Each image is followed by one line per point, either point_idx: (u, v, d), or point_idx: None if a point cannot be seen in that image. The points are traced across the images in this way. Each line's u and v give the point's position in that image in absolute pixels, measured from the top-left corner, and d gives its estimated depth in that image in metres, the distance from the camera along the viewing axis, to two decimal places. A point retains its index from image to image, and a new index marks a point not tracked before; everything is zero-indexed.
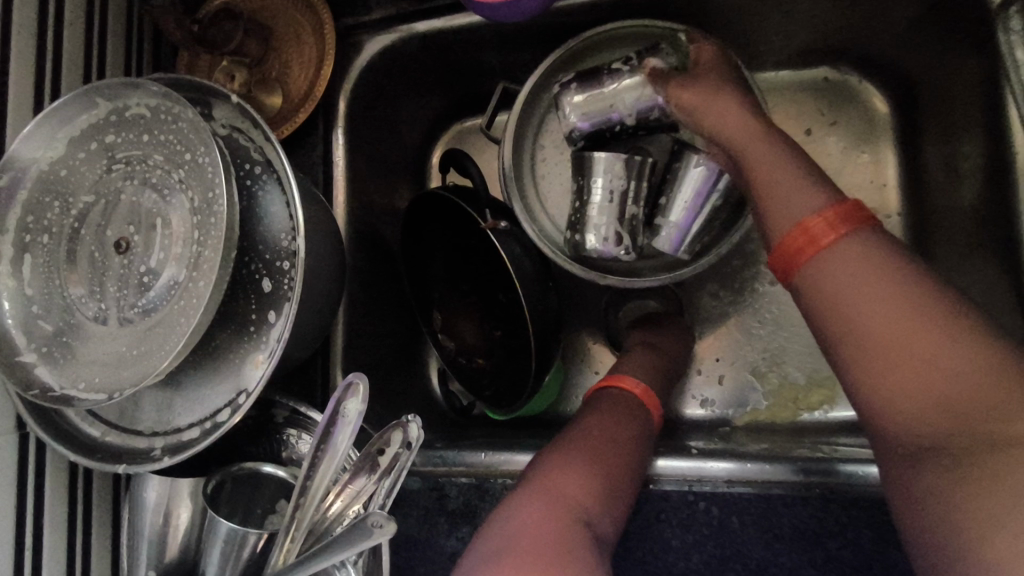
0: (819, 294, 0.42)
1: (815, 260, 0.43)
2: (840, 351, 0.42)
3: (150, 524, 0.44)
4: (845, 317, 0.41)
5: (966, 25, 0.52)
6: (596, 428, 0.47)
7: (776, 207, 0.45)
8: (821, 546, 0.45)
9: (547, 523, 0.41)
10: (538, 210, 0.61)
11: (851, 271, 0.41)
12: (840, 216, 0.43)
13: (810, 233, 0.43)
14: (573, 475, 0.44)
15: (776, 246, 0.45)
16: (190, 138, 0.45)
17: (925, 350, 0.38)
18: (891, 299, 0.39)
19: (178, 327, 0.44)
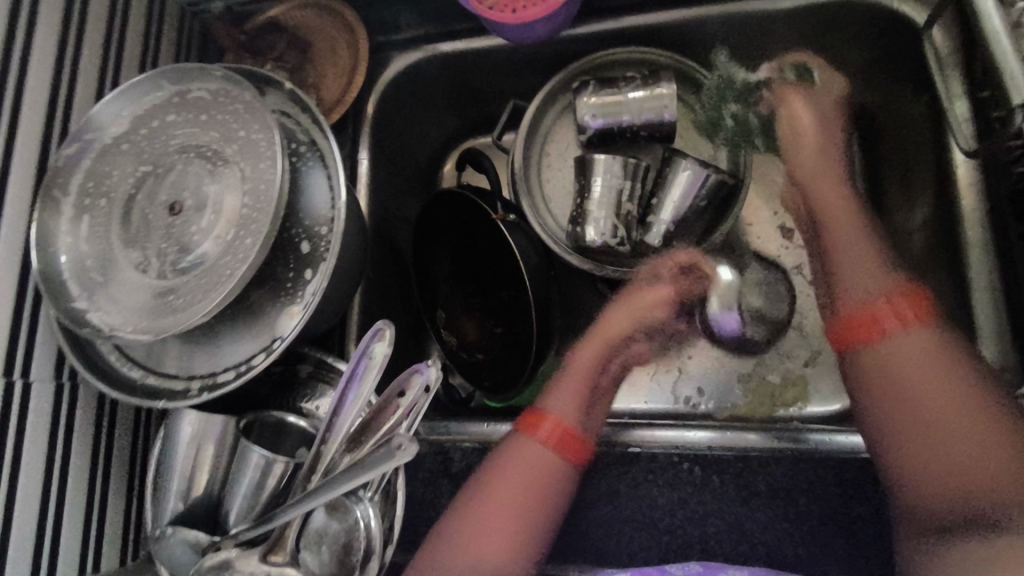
0: (880, 372, 0.46)
1: (879, 343, 0.47)
2: (886, 424, 0.46)
3: (180, 459, 0.48)
4: (905, 397, 0.45)
5: (912, 65, 0.60)
6: (516, 481, 0.49)
7: (852, 283, 0.50)
8: (792, 501, 0.49)
9: (437, 559, 0.48)
10: (543, 208, 0.67)
11: (913, 357, 0.45)
12: (908, 308, 0.47)
13: (876, 317, 0.47)
14: (491, 527, 0.48)
15: (837, 321, 0.50)
16: (245, 118, 0.52)
17: (972, 438, 0.42)
18: (951, 388, 0.44)
19: (224, 276, 0.49)
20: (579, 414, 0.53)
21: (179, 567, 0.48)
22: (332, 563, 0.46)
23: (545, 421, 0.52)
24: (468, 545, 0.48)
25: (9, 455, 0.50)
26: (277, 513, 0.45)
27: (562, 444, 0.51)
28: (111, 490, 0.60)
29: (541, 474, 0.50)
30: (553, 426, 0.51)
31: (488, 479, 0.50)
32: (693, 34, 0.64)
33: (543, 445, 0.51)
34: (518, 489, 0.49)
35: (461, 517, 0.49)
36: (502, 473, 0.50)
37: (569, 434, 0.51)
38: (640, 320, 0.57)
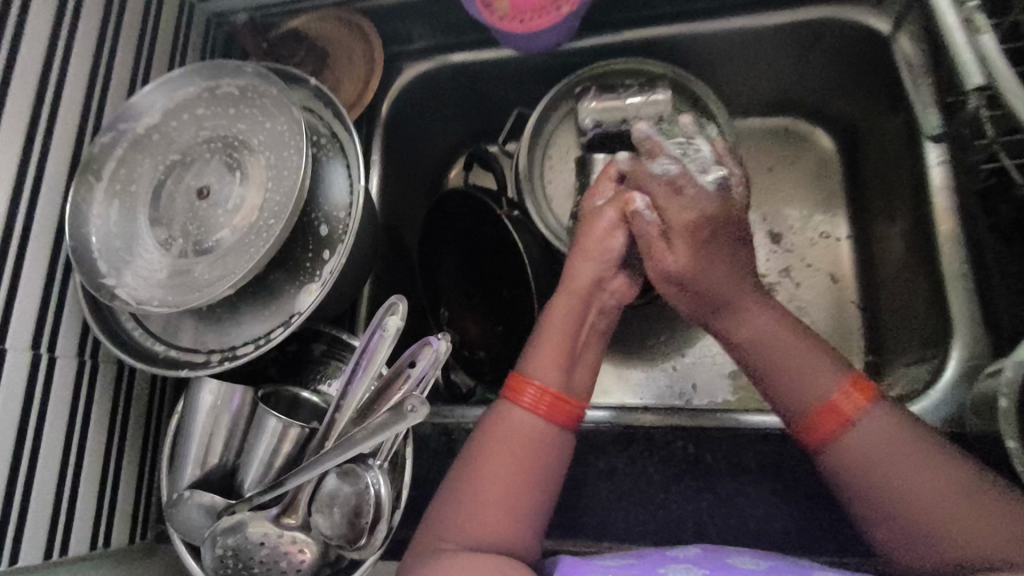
0: (856, 460, 0.45)
1: (844, 440, 0.46)
2: (876, 507, 0.44)
3: (199, 426, 0.50)
4: (881, 480, 0.44)
5: (884, 77, 0.65)
6: (509, 456, 0.50)
7: (799, 380, 0.49)
8: (781, 476, 0.53)
9: (448, 514, 0.48)
10: (545, 207, 0.70)
11: (877, 439, 0.45)
12: (858, 395, 0.46)
13: (838, 410, 0.46)
14: (489, 506, 0.48)
15: (803, 422, 0.48)
16: (272, 110, 0.56)
17: (949, 500, 0.42)
18: (923, 462, 0.43)
19: (247, 254, 0.52)
20: (565, 372, 0.54)
21: (194, 531, 0.50)
22: (342, 524, 0.48)
23: (529, 387, 0.52)
24: (467, 525, 0.47)
25: (32, 428, 0.52)
26: (286, 479, 0.48)
27: (551, 406, 0.52)
28: (126, 468, 0.61)
29: (534, 446, 0.50)
30: (537, 393, 0.52)
31: (480, 460, 0.50)
32: (685, 47, 0.69)
33: (532, 414, 0.51)
34: (512, 465, 0.49)
35: (454, 498, 0.49)
36: (494, 448, 0.50)
37: (557, 399, 0.52)
38: (600, 260, 0.57)
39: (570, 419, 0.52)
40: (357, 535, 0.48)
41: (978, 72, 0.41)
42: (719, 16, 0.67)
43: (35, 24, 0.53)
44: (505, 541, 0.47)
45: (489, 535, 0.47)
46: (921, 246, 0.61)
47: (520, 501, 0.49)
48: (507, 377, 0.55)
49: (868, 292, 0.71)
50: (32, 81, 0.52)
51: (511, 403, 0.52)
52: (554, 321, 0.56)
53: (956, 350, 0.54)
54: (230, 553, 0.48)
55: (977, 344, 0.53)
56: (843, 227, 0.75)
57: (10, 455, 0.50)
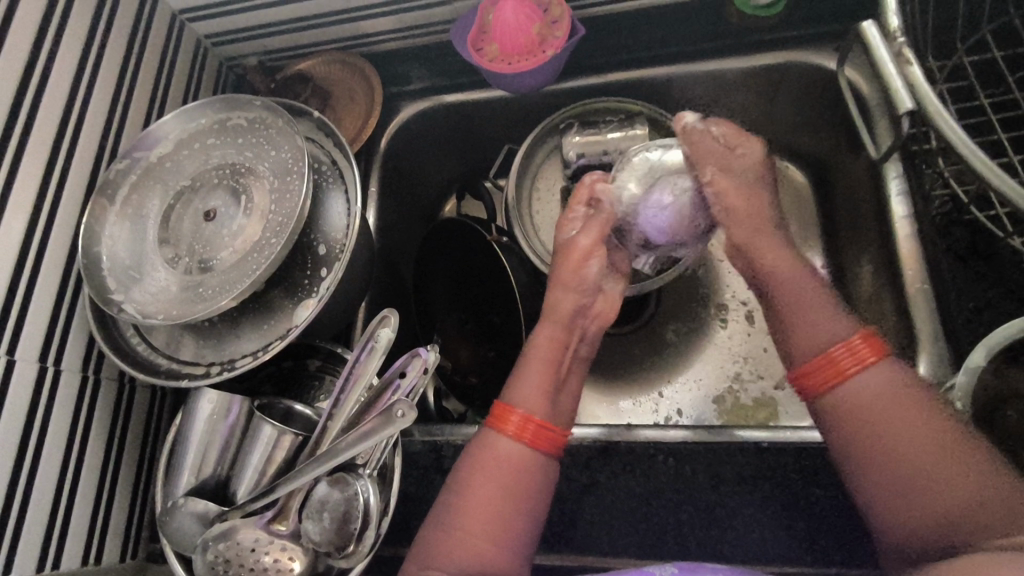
0: (856, 408, 0.47)
1: (845, 385, 0.48)
2: (866, 449, 0.46)
3: (195, 435, 0.52)
4: (872, 429, 0.46)
5: (845, 116, 0.70)
6: (496, 482, 0.51)
7: (807, 325, 0.53)
8: (758, 487, 0.54)
9: (438, 542, 0.49)
10: (534, 235, 0.74)
11: (877, 391, 0.47)
12: (866, 349, 0.49)
13: (840, 363, 0.49)
14: (475, 530, 0.49)
15: (804, 372, 0.51)
16: (276, 139, 0.60)
17: (930, 445, 0.44)
18: (916, 414, 0.46)
19: (249, 268, 0.55)
20: (548, 396, 0.56)
21: (185, 540, 0.51)
22: (331, 530, 0.49)
23: (512, 415, 0.54)
24: (455, 550, 0.49)
25: (35, 438, 0.54)
26: (277, 485, 0.49)
27: (532, 434, 0.53)
28: (121, 483, 0.62)
29: (521, 470, 0.52)
30: (523, 419, 0.53)
31: (468, 486, 0.51)
32: (662, 89, 0.74)
33: (518, 441, 0.53)
34: (500, 488, 0.51)
35: (442, 522, 0.50)
36: (480, 474, 0.52)
37: (540, 429, 0.53)
38: (578, 289, 0.62)
39: (555, 447, 0.54)
40: (345, 541, 0.49)
41: (909, 98, 0.46)
42: (692, 60, 0.72)
43: (62, 62, 0.57)
44: (494, 565, 0.49)
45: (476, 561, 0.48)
46: (888, 270, 0.64)
47: (507, 524, 0.50)
48: (493, 405, 0.56)
49: (844, 317, 0.74)
50: (56, 112, 0.56)
51: (494, 432, 0.54)
52: (541, 344, 0.59)
53: (920, 366, 0.57)
54: (220, 560, 0.49)
55: (939, 360, 0.56)
56: (817, 256, 0.79)
57: (12, 462, 0.52)
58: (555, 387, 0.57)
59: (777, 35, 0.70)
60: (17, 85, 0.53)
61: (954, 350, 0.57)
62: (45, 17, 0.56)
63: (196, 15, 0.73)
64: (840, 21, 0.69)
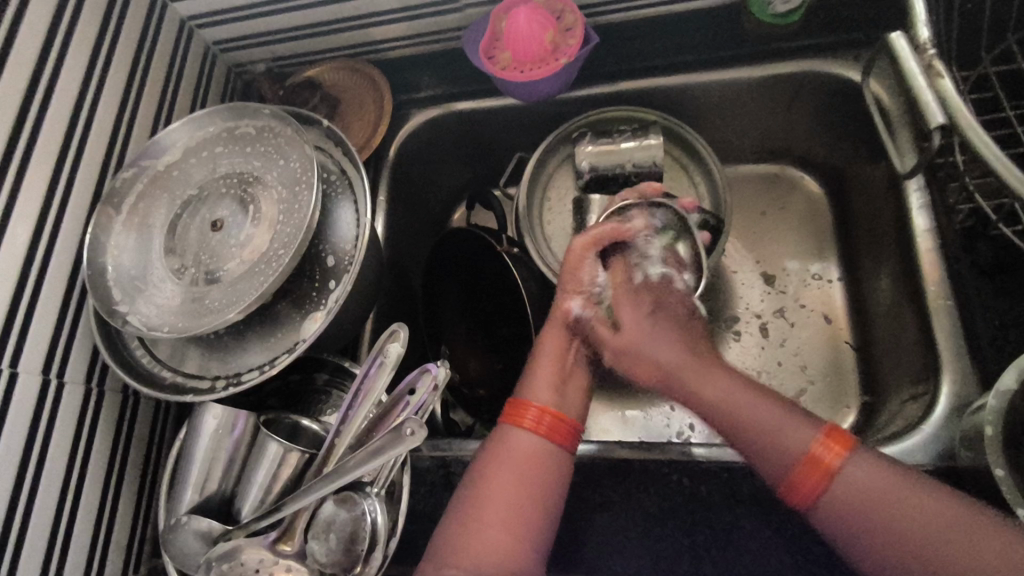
0: (854, 505, 0.44)
1: (831, 488, 0.44)
2: (877, 545, 0.43)
3: (200, 451, 0.51)
4: (876, 523, 0.43)
5: (863, 127, 0.68)
6: (512, 476, 0.50)
7: (761, 436, 0.48)
8: (777, 509, 0.53)
9: (457, 539, 0.48)
10: (545, 245, 0.72)
11: (867, 486, 0.44)
12: (836, 444, 0.45)
13: (818, 461, 0.45)
14: (494, 530, 0.48)
15: (788, 482, 0.46)
16: (285, 149, 0.59)
17: (936, 528, 0.41)
18: (910, 497, 0.43)
19: (256, 281, 0.54)
20: (560, 389, 0.55)
21: (189, 559, 0.50)
22: (338, 550, 0.48)
23: (529, 409, 0.53)
24: (474, 549, 0.47)
25: (37, 452, 0.53)
26: (281, 505, 0.48)
27: (549, 428, 0.52)
28: (123, 497, 0.61)
29: (538, 464, 0.51)
30: (538, 412, 0.53)
31: (482, 485, 0.50)
32: (678, 97, 0.73)
33: (534, 434, 0.52)
34: (515, 483, 0.50)
35: (459, 521, 0.49)
36: (496, 468, 0.51)
37: (557, 421, 0.53)
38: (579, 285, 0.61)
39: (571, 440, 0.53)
40: (351, 563, 0.47)
41: (940, 111, 0.44)
42: (708, 69, 0.71)
43: (70, 68, 0.56)
44: (511, 566, 0.47)
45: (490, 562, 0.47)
46: (908, 286, 0.62)
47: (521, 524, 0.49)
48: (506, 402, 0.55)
49: (862, 332, 0.73)
50: (62, 120, 0.55)
51: (511, 427, 0.53)
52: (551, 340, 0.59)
53: (944, 386, 0.55)
54: None
55: (964, 379, 0.55)
56: (833, 268, 0.77)
57: (13, 477, 0.51)
58: (565, 382, 0.56)
59: (794, 44, 0.69)
60: (24, 93, 0.52)
61: (980, 369, 0.55)
62: (53, 24, 0.55)
63: (205, 21, 0.72)
64: (860, 29, 0.67)
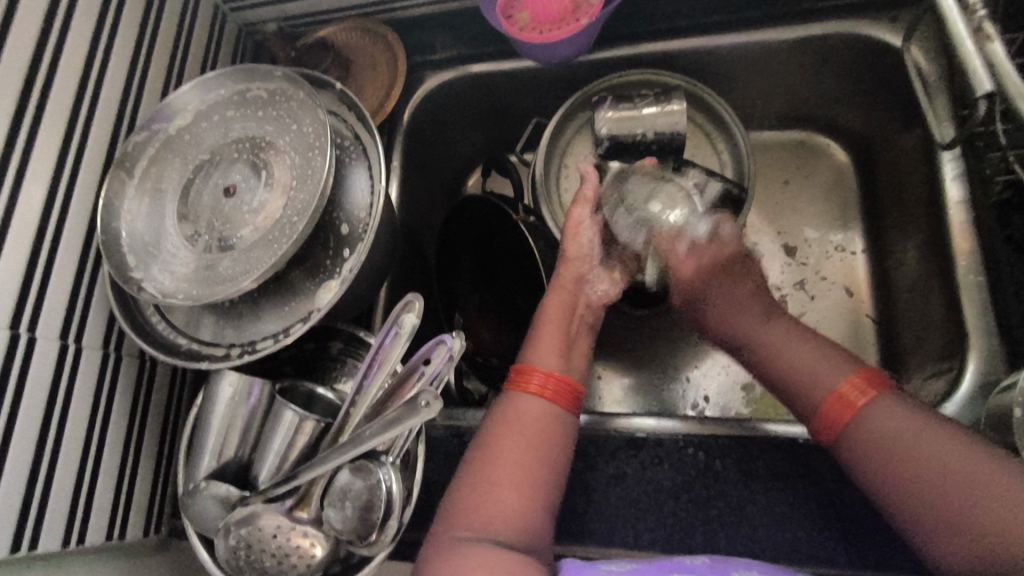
0: (866, 443, 0.46)
1: (853, 423, 0.47)
2: (901, 482, 0.44)
3: (217, 417, 0.51)
4: (895, 457, 0.44)
5: (899, 92, 0.65)
6: (518, 439, 0.50)
7: (803, 379, 0.52)
8: (792, 485, 0.52)
9: (462, 504, 0.47)
10: (561, 214, 0.70)
11: (888, 425, 0.46)
12: (864, 383, 0.48)
13: (846, 397, 0.48)
14: (503, 496, 0.47)
15: (817, 416, 0.50)
16: (297, 113, 0.58)
17: (952, 462, 0.42)
18: (928, 434, 0.44)
19: (271, 248, 0.53)
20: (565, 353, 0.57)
21: (207, 523, 0.50)
22: (354, 518, 0.48)
23: (533, 374, 0.54)
24: (481, 512, 0.46)
25: (56, 416, 0.54)
26: (301, 471, 0.48)
27: (551, 394, 0.53)
28: (143, 459, 0.63)
29: (546, 428, 0.51)
30: (545, 376, 0.54)
31: (491, 450, 0.49)
32: (703, 60, 0.70)
33: (538, 398, 0.53)
34: (522, 448, 0.49)
35: (467, 485, 0.48)
36: (503, 433, 0.50)
37: (559, 383, 0.54)
38: (581, 259, 0.63)
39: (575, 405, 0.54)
40: (367, 530, 0.48)
41: (988, 79, 0.43)
42: (736, 30, 0.68)
43: (77, 27, 0.55)
44: (518, 533, 0.46)
45: (501, 526, 0.46)
46: (937, 261, 0.61)
47: (532, 489, 0.48)
48: (511, 370, 0.56)
49: (883, 306, 0.71)
50: (72, 80, 0.54)
51: (516, 392, 0.54)
52: (552, 306, 0.60)
53: (971, 363, 0.54)
54: (243, 545, 0.48)
55: (991, 358, 0.53)
56: (858, 239, 0.75)
57: (35, 439, 0.52)
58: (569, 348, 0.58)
59: (829, 4, 0.65)
60: (32, 53, 0.51)
61: (1009, 347, 0.54)
62: None
63: None
64: None
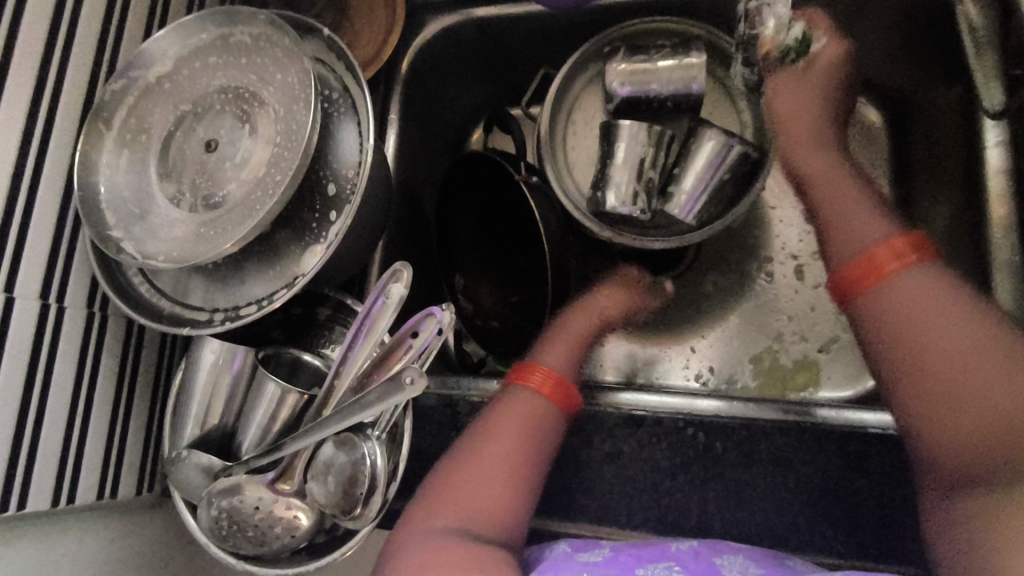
0: (880, 310, 0.46)
1: (876, 286, 0.47)
2: (906, 358, 0.44)
3: (202, 384, 0.50)
4: (909, 330, 0.44)
5: (941, 47, 0.60)
6: (508, 433, 0.49)
7: (843, 235, 0.50)
8: (795, 471, 0.50)
9: (440, 489, 0.47)
10: (566, 175, 0.66)
11: (912, 296, 0.45)
12: (906, 248, 0.47)
13: (877, 260, 0.47)
14: (481, 488, 0.46)
15: (840, 273, 0.49)
16: (282, 61, 0.54)
17: (961, 349, 0.42)
18: (948, 318, 0.43)
19: (253, 210, 0.50)
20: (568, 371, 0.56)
21: (190, 491, 0.49)
22: (337, 494, 0.47)
23: (534, 373, 0.53)
24: (456, 500, 0.46)
25: (39, 376, 0.52)
26: (286, 444, 0.47)
27: (551, 393, 0.51)
28: (133, 419, 0.62)
29: (539, 423, 0.50)
30: (544, 377, 0.52)
31: (475, 444, 0.49)
32: (726, 8, 0.64)
33: (536, 395, 0.51)
34: (509, 441, 0.48)
35: (449, 471, 0.48)
36: (494, 425, 0.49)
37: (558, 382, 0.52)
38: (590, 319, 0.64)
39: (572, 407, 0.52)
40: (351, 505, 0.47)
41: None
42: None
43: None
44: (488, 527, 0.45)
45: (472, 520, 0.45)
46: None
47: (514, 482, 0.47)
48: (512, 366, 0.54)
49: None
50: (44, 16, 0.49)
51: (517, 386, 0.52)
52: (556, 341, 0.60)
53: None
54: (224, 515, 0.48)
55: None
56: None
57: (18, 400, 0.51)
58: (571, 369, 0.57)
59: None
60: None
61: None
62: None
63: None
64: None
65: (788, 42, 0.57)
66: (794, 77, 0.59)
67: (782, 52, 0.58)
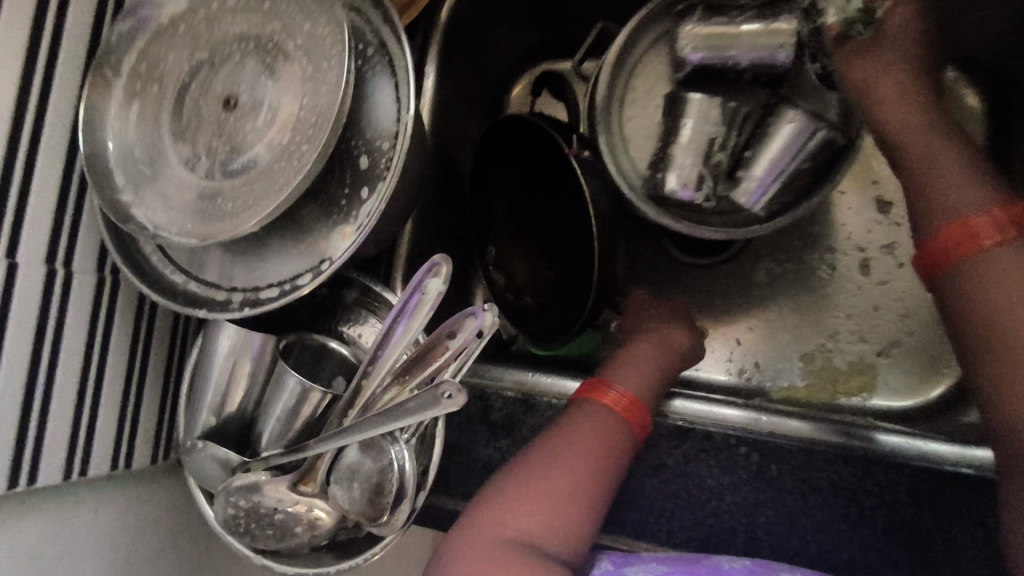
0: (972, 294, 0.41)
1: (971, 259, 0.42)
2: (1001, 344, 0.40)
3: (218, 368, 0.47)
4: (1005, 317, 0.40)
5: None
6: (581, 445, 0.45)
7: (932, 200, 0.45)
8: (857, 504, 0.46)
9: (505, 495, 0.43)
10: (621, 150, 0.59)
11: (1011, 272, 0.40)
12: (1008, 217, 0.41)
13: (973, 230, 0.42)
14: (545, 500, 0.43)
15: (927, 246, 0.44)
16: (310, 10, 0.47)
17: None
18: None
19: (277, 184, 0.45)
20: (647, 386, 0.51)
21: (207, 480, 0.47)
22: (363, 500, 0.44)
23: (609, 392, 0.49)
24: (518, 510, 0.42)
25: (48, 349, 0.48)
26: (311, 444, 0.43)
27: (629, 413, 0.48)
28: (147, 389, 0.58)
29: (611, 438, 0.46)
30: (619, 394, 0.48)
31: (545, 451, 0.45)
32: None
33: (611, 412, 0.47)
34: (582, 454, 0.45)
35: (513, 477, 0.44)
36: (567, 434, 0.46)
37: (635, 406, 0.48)
38: (664, 349, 0.56)
39: (642, 428, 0.48)
40: (377, 512, 0.44)
41: None
42: None
43: None
44: (546, 543, 0.41)
45: (541, 536, 0.41)
46: None
47: (580, 499, 0.43)
48: (586, 380, 0.51)
49: None
50: None
51: (590, 402, 0.48)
52: (629, 362, 0.53)
53: None
54: (242, 513, 0.45)
55: None
56: None
57: (25, 375, 0.47)
58: (654, 391, 0.51)
59: None
60: None
61: None
62: None
63: None
64: None
65: (851, 13, 0.48)
66: (869, 40, 0.49)
67: (846, 25, 0.49)
